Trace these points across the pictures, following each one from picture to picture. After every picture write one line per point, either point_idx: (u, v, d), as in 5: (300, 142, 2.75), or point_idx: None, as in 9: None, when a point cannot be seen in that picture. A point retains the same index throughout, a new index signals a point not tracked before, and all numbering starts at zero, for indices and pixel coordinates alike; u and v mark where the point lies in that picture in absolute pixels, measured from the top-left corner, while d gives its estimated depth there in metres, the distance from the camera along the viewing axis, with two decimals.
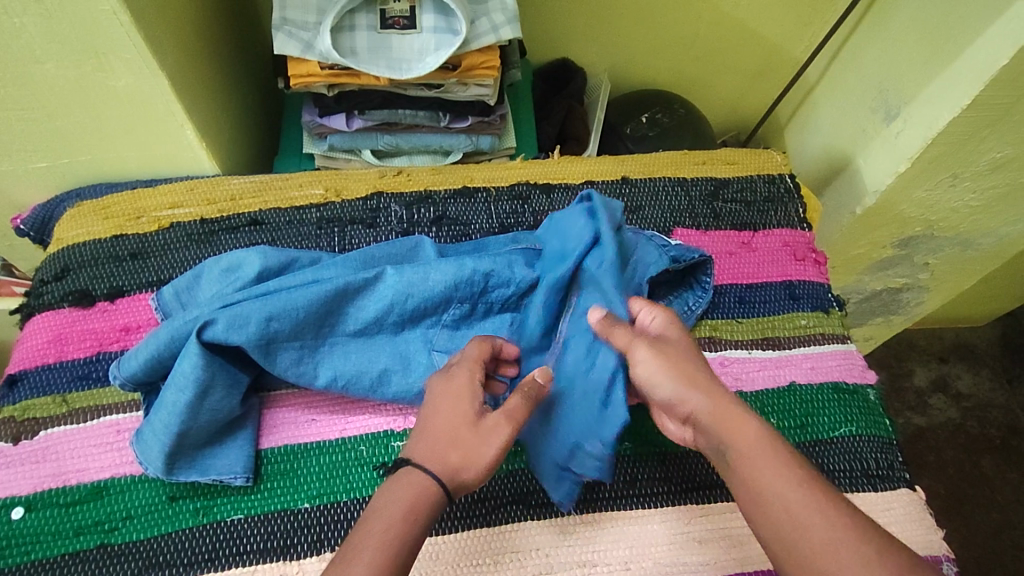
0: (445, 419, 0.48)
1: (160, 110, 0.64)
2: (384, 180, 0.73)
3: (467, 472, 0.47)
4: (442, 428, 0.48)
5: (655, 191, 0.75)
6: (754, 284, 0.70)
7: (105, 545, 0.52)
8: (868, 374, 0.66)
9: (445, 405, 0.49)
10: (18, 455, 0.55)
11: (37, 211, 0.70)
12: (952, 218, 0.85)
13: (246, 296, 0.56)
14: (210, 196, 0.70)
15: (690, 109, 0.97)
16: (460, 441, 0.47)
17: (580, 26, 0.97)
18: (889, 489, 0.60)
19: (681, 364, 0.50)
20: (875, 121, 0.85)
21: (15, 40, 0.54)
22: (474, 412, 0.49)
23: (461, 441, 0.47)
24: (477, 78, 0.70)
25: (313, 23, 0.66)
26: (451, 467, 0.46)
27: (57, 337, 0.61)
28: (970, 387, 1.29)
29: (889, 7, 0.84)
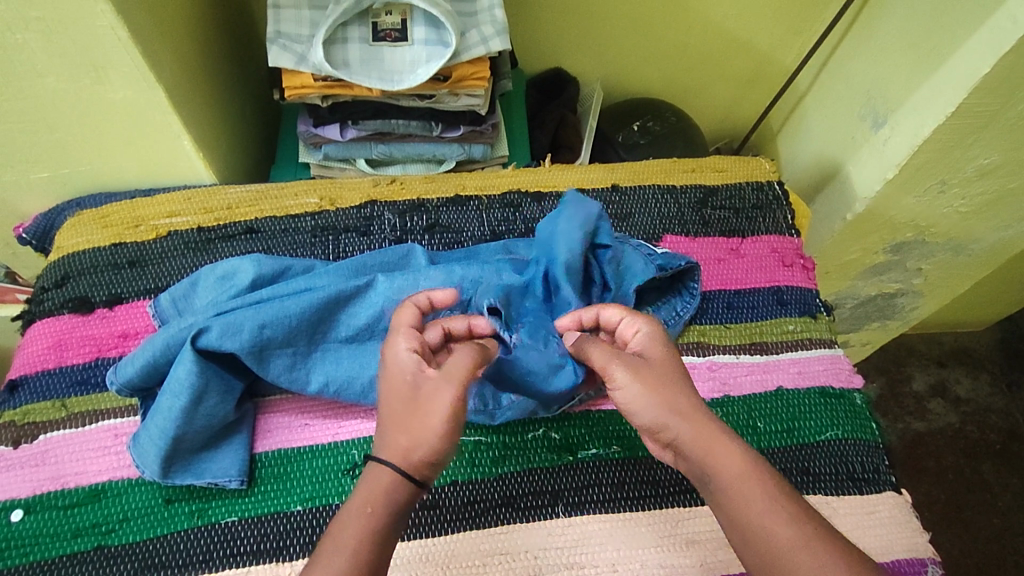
0: (393, 400, 0.46)
1: (158, 121, 0.66)
2: (377, 189, 0.74)
3: (416, 452, 0.44)
4: (389, 412, 0.46)
5: (645, 199, 0.76)
6: (742, 289, 0.71)
7: (102, 547, 0.53)
8: (855, 378, 0.67)
9: (391, 387, 0.47)
10: (18, 458, 0.56)
11: (40, 220, 0.72)
12: (943, 224, 0.86)
13: (240, 304, 0.57)
14: (207, 205, 0.71)
15: (682, 117, 0.98)
16: (404, 417, 0.45)
17: (572, 37, 0.99)
18: (875, 492, 0.61)
19: (665, 372, 0.49)
20: (863, 128, 0.86)
21: (17, 56, 0.56)
22: (414, 385, 0.46)
23: (406, 418, 0.45)
24: (468, 88, 0.72)
25: (307, 36, 0.67)
26: (402, 450, 0.44)
27: (57, 343, 0.62)
28: (969, 392, 1.29)
29: (875, 16, 0.85)
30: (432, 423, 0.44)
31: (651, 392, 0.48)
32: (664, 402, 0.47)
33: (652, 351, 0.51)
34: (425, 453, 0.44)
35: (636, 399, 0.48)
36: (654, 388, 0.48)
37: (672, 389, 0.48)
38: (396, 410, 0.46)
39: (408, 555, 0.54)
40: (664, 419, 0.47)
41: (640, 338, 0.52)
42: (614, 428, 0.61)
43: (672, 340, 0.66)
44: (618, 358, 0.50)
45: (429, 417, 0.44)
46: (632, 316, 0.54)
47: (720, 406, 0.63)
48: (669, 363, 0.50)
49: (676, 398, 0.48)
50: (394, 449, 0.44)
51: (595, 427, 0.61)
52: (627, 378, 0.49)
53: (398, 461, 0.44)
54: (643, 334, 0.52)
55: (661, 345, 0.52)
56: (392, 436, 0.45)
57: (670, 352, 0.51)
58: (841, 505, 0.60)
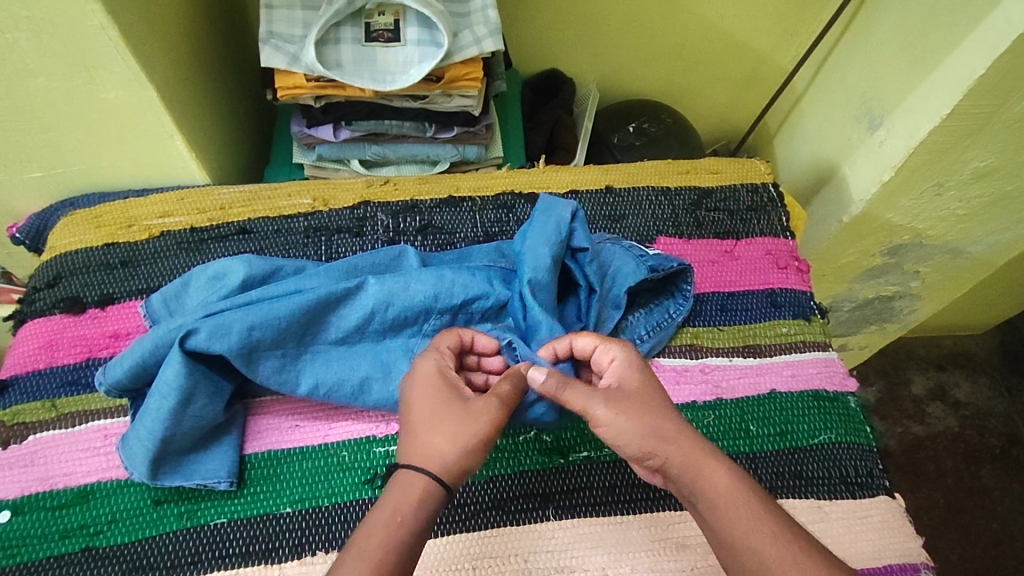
0: (424, 411, 0.48)
1: (151, 121, 0.66)
2: (371, 190, 0.74)
3: (453, 457, 0.46)
4: (424, 421, 0.48)
5: (639, 200, 0.75)
6: (736, 292, 0.70)
7: (90, 548, 0.53)
8: (849, 381, 0.67)
9: (424, 398, 0.49)
10: (8, 459, 0.56)
11: (32, 220, 0.72)
12: (940, 226, 0.85)
13: (229, 305, 0.57)
14: (200, 205, 0.71)
15: (678, 118, 0.98)
16: (444, 425, 0.47)
17: (568, 38, 0.98)
18: (868, 496, 0.61)
19: (650, 400, 0.50)
20: (859, 130, 0.85)
21: (9, 56, 0.56)
22: (454, 397, 0.49)
23: (449, 426, 0.47)
24: (461, 89, 0.71)
25: (300, 36, 0.67)
26: (439, 457, 0.46)
27: (47, 344, 0.62)
28: (968, 395, 1.29)
29: (871, 18, 0.84)
30: (473, 433, 0.47)
31: (636, 421, 0.48)
32: (651, 427, 0.48)
33: (629, 378, 0.51)
34: (461, 461, 0.46)
35: (622, 428, 0.48)
36: (643, 416, 0.48)
37: (656, 415, 0.49)
38: (429, 422, 0.47)
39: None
40: (653, 444, 0.47)
41: (618, 367, 0.53)
42: None
43: (664, 342, 0.66)
44: (596, 395, 0.49)
45: (473, 428, 0.47)
46: (606, 342, 0.54)
47: (712, 409, 0.63)
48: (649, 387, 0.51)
49: (661, 423, 0.48)
50: (428, 455, 0.46)
51: (586, 429, 0.61)
52: (610, 413, 0.48)
53: (433, 468, 0.45)
54: (620, 361, 0.53)
55: (640, 369, 0.52)
56: (427, 443, 0.46)
57: (649, 375, 0.52)
58: (834, 508, 0.59)
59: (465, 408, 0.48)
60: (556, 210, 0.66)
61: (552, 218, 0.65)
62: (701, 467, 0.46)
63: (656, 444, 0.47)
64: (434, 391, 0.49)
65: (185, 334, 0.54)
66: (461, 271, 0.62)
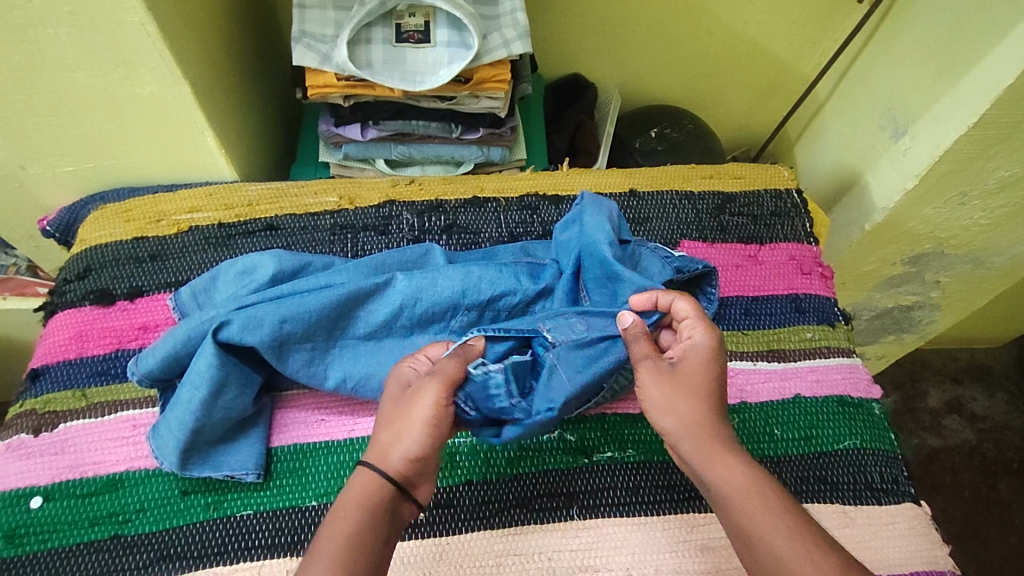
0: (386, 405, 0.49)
1: (183, 117, 0.67)
2: (397, 189, 0.74)
3: (395, 446, 0.46)
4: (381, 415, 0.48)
5: (663, 204, 0.76)
6: (760, 296, 0.70)
7: (119, 536, 0.53)
8: (873, 388, 0.66)
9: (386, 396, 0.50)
10: (38, 446, 0.57)
11: (63, 213, 0.73)
12: (962, 236, 0.85)
13: (262, 298, 0.58)
14: (228, 201, 0.72)
15: (699, 124, 0.98)
16: (387, 422, 0.47)
17: (591, 43, 0.99)
18: (893, 502, 0.60)
19: (696, 386, 0.49)
20: (883, 138, 0.85)
21: (50, 51, 0.57)
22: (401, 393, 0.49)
23: (392, 418, 0.47)
24: (488, 91, 0.72)
25: (332, 36, 0.68)
26: (382, 451, 0.46)
27: (78, 334, 0.63)
28: (986, 409, 1.27)
29: (897, 26, 0.84)
30: (415, 420, 0.47)
31: (671, 403, 0.49)
32: (680, 413, 0.49)
33: (689, 363, 0.51)
34: (406, 450, 0.46)
35: (656, 401, 0.50)
36: (678, 399, 0.49)
37: (690, 402, 0.49)
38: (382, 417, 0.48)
39: (423, 553, 0.54)
40: (675, 427, 0.49)
41: (689, 348, 0.51)
42: (629, 430, 0.61)
43: None
44: (650, 361, 0.51)
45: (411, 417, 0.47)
46: (696, 318, 0.52)
47: (736, 412, 0.63)
48: (709, 379, 0.50)
49: (689, 412, 0.48)
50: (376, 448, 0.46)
51: (611, 430, 0.61)
52: (653, 381, 0.50)
53: (377, 460, 0.46)
54: (696, 345, 0.51)
55: (706, 359, 0.50)
56: (375, 440, 0.47)
57: (717, 370, 0.50)
58: (859, 514, 0.59)
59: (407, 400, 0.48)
60: (603, 206, 0.68)
61: (601, 212, 0.67)
62: (711, 457, 0.47)
63: (679, 430, 0.49)
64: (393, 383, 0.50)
65: (218, 326, 0.55)
66: (492, 267, 0.62)
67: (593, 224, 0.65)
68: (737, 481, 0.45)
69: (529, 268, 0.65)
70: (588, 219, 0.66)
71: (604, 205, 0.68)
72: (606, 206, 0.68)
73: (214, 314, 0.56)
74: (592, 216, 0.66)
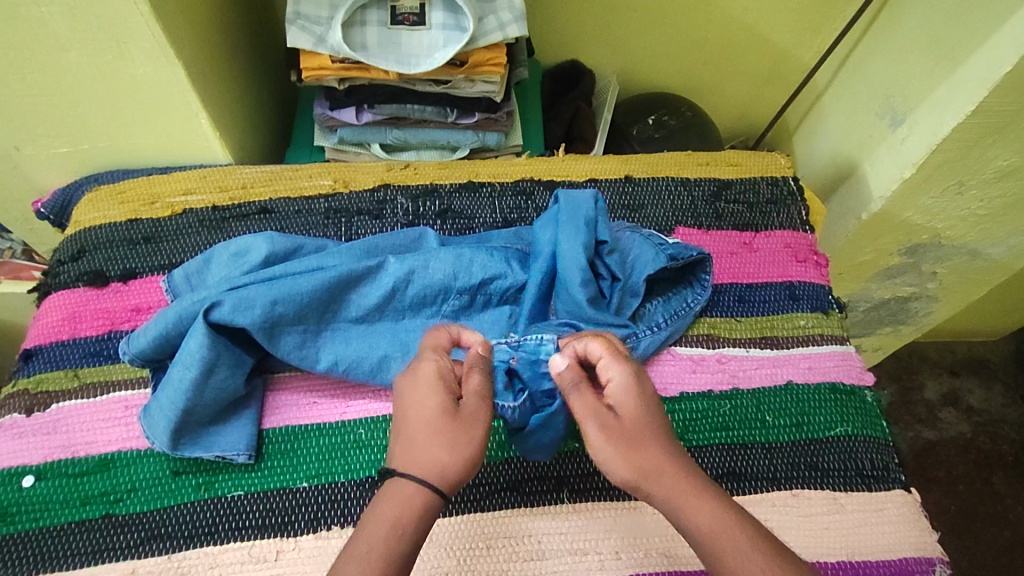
0: (421, 420, 0.44)
1: (177, 99, 0.67)
2: (391, 173, 0.74)
3: (453, 472, 0.43)
4: (416, 433, 0.44)
5: (658, 190, 0.75)
6: (754, 284, 0.70)
7: (110, 515, 0.54)
8: (866, 376, 0.66)
9: (416, 402, 0.45)
10: (31, 425, 0.57)
11: (57, 195, 0.73)
12: (960, 227, 0.84)
13: (252, 279, 0.58)
14: (223, 184, 0.72)
15: (697, 112, 0.98)
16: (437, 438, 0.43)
17: (590, 29, 0.98)
18: (883, 489, 0.60)
19: (643, 434, 0.46)
20: (882, 126, 0.85)
21: (42, 30, 0.57)
22: (449, 407, 0.45)
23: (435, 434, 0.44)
24: (484, 74, 0.72)
25: (326, 18, 0.68)
26: (433, 470, 0.42)
27: (71, 315, 0.63)
28: (981, 402, 1.27)
29: (897, 14, 0.84)
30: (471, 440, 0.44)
31: (624, 457, 0.45)
32: (639, 463, 0.45)
33: (625, 406, 0.47)
34: (457, 474, 0.43)
35: (607, 460, 0.46)
36: (631, 451, 0.45)
37: (645, 448, 0.46)
38: (417, 436, 0.44)
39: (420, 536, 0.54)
40: (637, 478, 0.45)
41: (615, 390, 0.49)
42: None
43: (681, 331, 0.66)
44: (593, 413, 0.47)
45: (471, 441, 0.44)
46: (611, 358, 0.50)
47: (728, 399, 0.63)
48: (650, 419, 0.47)
49: (647, 459, 0.45)
50: (421, 467, 0.43)
51: None
52: (600, 437, 0.46)
53: (427, 480, 0.42)
54: (618, 386, 0.49)
55: (638, 398, 0.48)
56: (419, 454, 0.43)
57: (651, 404, 0.48)
58: (849, 501, 0.59)
59: (460, 421, 0.44)
60: (581, 208, 0.65)
61: (580, 222, 0.64)
62: (685, 502, 0.44)
63: (641, 481, 0.45)
64: (433, 397, 0.45)
65: (209, 309, 0.55)
66: (481, 252, 0.62)
67: (570, 235, 0.63)
68: (711, 526, 0.43)
69: (510, 255, 0.64)
70: (566, 228, 0.63)
71: (585, 200, 0.65)
72: (587, 201, 0.66)
73: (204, 297, 0.56)
74: (572, 227, 0.63)
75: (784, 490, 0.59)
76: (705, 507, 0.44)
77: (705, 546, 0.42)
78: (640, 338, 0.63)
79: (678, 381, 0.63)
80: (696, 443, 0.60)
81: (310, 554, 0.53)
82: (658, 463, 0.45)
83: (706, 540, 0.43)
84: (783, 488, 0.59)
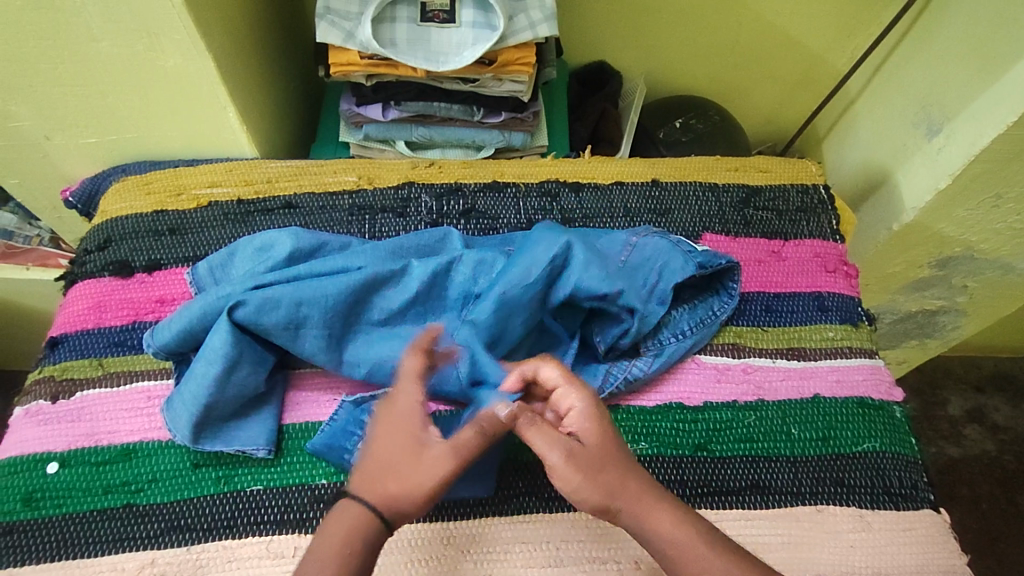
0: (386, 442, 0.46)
1: (206, 91, 0.67)
2: (416, 171, 0.74)
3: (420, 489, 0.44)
4: (388, 450, 0.46)
5: (685, 196, 0.74)
6: (782, 293, 0.69)
7: (130, 505, 0.54)
8: (895, 391, 0.65)
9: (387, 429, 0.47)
10: (56, 413, 0.57)
11: (85, 185, 0.73)
12: (994, 240, 0.82)
13: (278, 278, 0.58)
14: (248, 177, 0.72)
15: (725, 116, 0.96)
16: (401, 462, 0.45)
17: (619, 31, 0.97)
18: (912, 509, 0.59)
19: (603, 455, 0.46)
20: (916, 135, 0.83)
21: (76, 21, 0.57)
22: (419, 432, 0.46)
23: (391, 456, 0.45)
24: (512, 73, 0.71)
25: (356, 13, 0.67)
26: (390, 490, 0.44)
27: (97, 304, 0.63)
28: (1008, 420, 1.24)
29: (936, 20, 0.82)
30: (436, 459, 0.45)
31: (588, 479, 0.45)
32: (602, 486, 0.45)
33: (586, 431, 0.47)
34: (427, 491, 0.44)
35: (574, 486, 0.45)
36: (587, 465, 0.45)
37: (609, 471, 0.46)
38: (393, 457, 0.45)
39: (398, 539, 0.53)
40: (604, 499, 0.45)
41: (575, 418, 0.48)
42: (643, 424, 0.60)
43: (707, 340, 0.65)
44: (556, 445, 0.46)
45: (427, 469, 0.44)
46: (569, 385, 0.49)
47: (753, 410, 0.61)
48: (611, 442, 0.47)
49: (611, 482, 0.45)
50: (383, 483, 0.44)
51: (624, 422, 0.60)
52: (565, 468, 0.45)
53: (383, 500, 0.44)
54: (580, 411, 0.48)
55: (599, 422, 0.47)
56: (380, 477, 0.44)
57: (611, 429, 0.48)
58: (876, 519, 0.58)
59: (419, 444, 0.46)
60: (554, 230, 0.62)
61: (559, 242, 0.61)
62: (649, 516, 0.45)
63: (607, 500, 0.45)
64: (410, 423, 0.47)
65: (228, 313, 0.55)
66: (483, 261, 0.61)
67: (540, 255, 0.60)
68: (673, 537, 0.45)
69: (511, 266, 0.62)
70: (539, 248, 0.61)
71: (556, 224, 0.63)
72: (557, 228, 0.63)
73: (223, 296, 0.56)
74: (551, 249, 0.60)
75: (808, 505, 0.57)
76: (667, 517, 0.45)
77: (671, 555, 0.44)
78: (663, 346, 0.62)
79: (702, 391, 0.62)
80: (718, 455, 0.59)
81: (398, 544, 0.53)
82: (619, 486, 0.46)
83: (671, 550, 0.44)
84: (808, 504, 0.58)
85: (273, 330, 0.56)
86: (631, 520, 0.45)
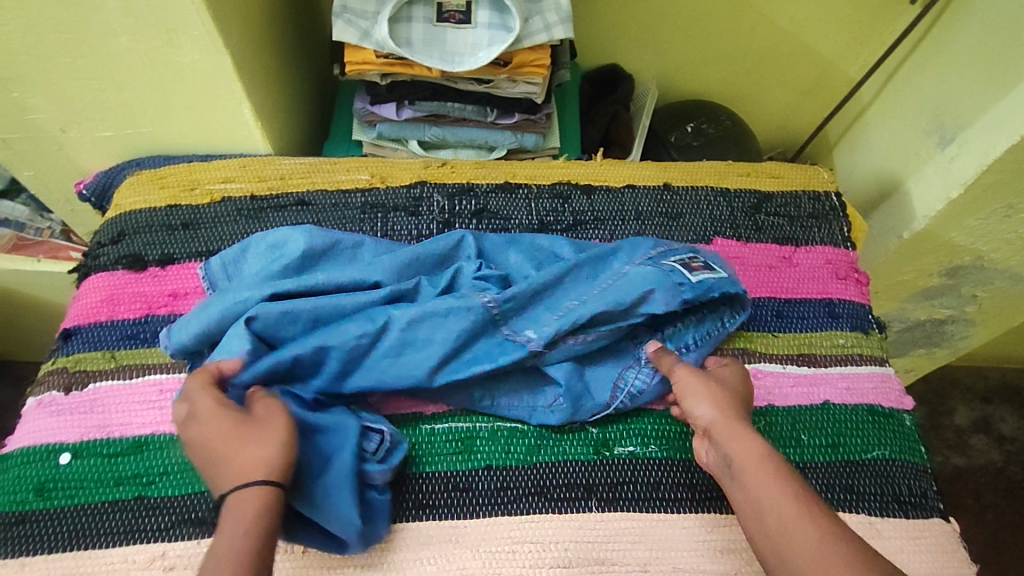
0: (221, 431, 0.47)
1: (222, 88, 0.67)
2: (429, 170, 0.74)
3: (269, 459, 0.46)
4: (218, 439, 0.47)
5: (697, 200, 0.74)
6: (793, 299, 0.69)
7: (142, 497, 0.54)
8: (904, 399, 0.64)
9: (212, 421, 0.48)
10: (69, 404, 0.58)
11: (99, 178, 0.74)
12: (1006, 250, 0.82)
13: (294, 287, 0.58)
14: (262, 173, 0.72)
15: (737, 121, 0.96)
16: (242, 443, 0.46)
17: (632, 34, 0.98)
18: (921, 517, 0.58)
19: (725, 388, 0.55)
20: (929, 144, 0.82)
21: (96, 15, 0.58)
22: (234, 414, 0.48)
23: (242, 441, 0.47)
24: (527, 75, 0.72)
25: (372, 12, 0.68)
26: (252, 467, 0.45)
27: (110, 297, 0.64)
28: (1014, 430, 1.24)
29: (951, 29, 0.82)
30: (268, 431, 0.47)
31: (709, 394, 0.54)
32: (713, 401, 0.54)
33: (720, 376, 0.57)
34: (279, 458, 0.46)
35: (690, 391, 0.55)
36: (709, 385, 0.55)
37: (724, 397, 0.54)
38: (222, 435, 0.47)
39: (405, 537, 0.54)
40: (706, 407, 0.53)
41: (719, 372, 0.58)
42: (653, 426, 0.60)
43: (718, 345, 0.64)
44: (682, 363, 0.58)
45: (255, 441, 0.47)
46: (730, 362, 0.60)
47: (764, 415, 0.61)
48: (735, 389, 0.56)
49: (721, 402, 0.53)
50: (252, 472, 0.45)
51: (635, 423, 0.60)
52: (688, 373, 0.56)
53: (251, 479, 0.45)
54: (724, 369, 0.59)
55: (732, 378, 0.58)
56: (237, 460, 0.46)
57: (740, 389, 0.57)
58: (884, 526, 0.57)
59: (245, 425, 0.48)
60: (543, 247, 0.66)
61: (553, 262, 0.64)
62: (731, 437, 0.51)
63: (711, 412, 0.53)
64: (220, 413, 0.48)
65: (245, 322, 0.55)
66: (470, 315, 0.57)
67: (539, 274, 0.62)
68: (749, 454, 0.49)
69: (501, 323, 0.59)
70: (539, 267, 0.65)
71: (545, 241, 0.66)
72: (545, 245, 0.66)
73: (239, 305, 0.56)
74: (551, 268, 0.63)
75: None
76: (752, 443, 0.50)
77: (746, 470, 0.49)
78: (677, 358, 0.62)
79: None
80: None
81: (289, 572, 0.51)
82: (729, 408, 0.53)
83: (744, 468, 0.49)
84: None
85: (291, 343, 0.57)
86: (719, 436, 0.51)
